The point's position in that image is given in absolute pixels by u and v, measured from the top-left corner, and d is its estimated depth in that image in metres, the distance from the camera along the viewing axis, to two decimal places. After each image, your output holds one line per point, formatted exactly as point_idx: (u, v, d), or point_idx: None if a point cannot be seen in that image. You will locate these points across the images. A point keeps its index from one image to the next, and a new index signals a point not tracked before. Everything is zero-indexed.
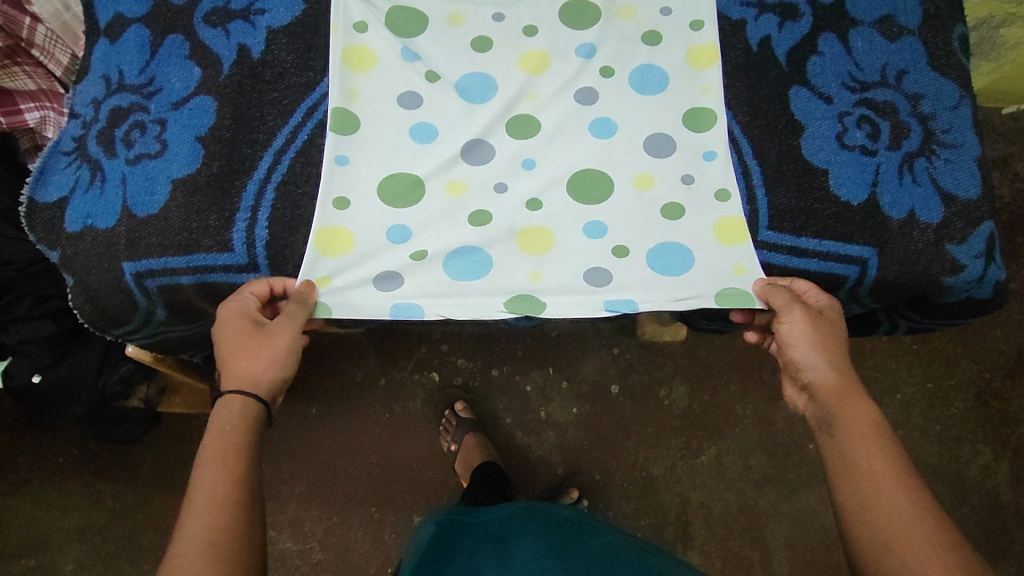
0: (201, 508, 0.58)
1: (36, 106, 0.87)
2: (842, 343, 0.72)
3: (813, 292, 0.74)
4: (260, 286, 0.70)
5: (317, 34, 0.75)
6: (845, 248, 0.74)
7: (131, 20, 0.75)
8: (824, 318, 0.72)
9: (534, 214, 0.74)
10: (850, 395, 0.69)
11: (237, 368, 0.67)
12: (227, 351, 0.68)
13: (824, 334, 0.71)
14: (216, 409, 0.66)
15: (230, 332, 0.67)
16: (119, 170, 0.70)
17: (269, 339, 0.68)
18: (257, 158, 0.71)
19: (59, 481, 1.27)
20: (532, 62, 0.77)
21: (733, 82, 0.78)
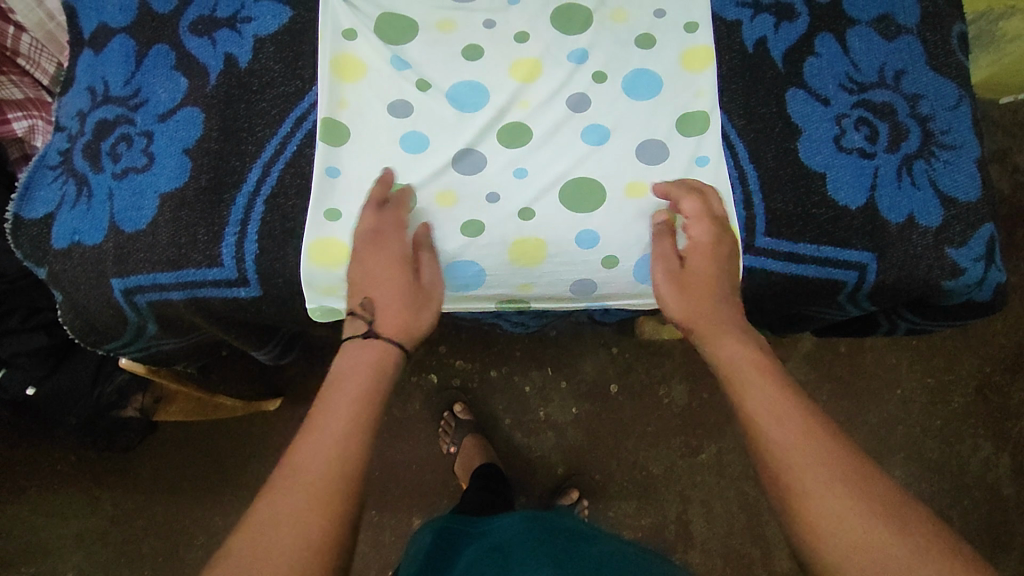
0: (280, 503, 0.52)
1: (24, 115, 0.85)
2: (717, 284, 0.69)
3: (702, 225, 0.70)
4: (397, 217, 0.69)
5: (304, 42, 0.74)
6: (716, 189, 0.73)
7: (116, 31, 0.74)
8: (686, 272, 0.70)
9: (526, 224, 0.73)
10: (733, 328, 0.67)
11: (383, 308, 0.67)
12: (365, 286, 0.67)
13: (683, 290, 0.69)
14: (355, 355, 0.64)
15: (380, 268, 0.68)
16: (105, 184, 0.69)
17: (415, 283, 0.69)
18: (245, 170, 0.70)
19: (59, 489, 1.27)
20: (524, 69, 0.76)
21: (728, 85, 0.77)
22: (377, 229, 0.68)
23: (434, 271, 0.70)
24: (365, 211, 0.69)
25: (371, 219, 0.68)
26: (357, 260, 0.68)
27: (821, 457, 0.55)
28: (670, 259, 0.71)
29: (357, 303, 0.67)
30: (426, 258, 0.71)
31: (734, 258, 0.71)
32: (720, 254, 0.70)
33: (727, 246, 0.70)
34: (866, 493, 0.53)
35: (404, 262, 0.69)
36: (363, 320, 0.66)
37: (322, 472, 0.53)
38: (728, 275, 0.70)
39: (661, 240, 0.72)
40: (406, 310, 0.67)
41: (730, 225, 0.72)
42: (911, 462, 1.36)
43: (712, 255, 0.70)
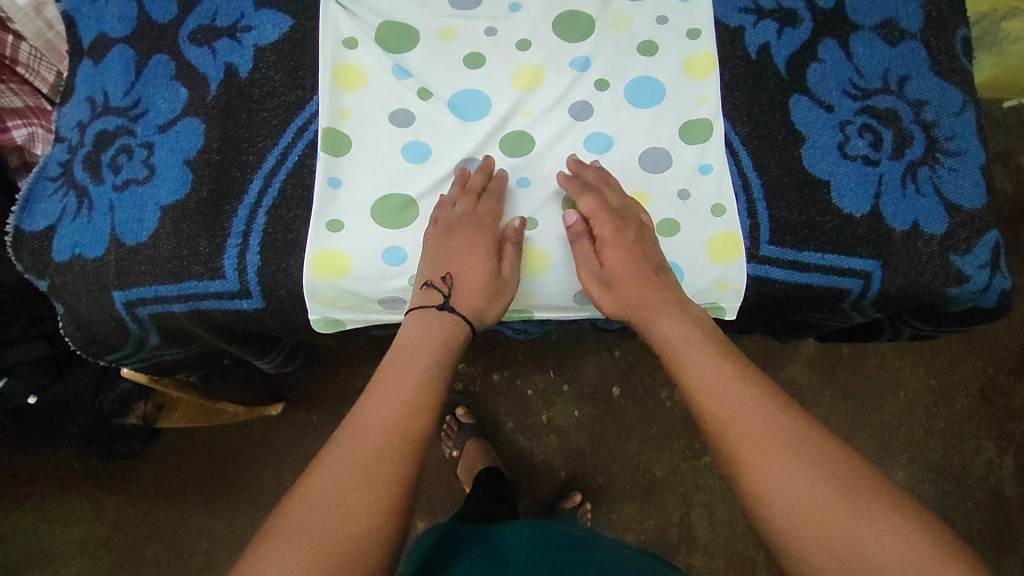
0: (344, 457, 0.54)
1: (24, 122, 0.85)
2: (640, 272, 0.69)
3: (602, 219, 0.70)
4: (490, 208, 0.71)
5: (305, 51, 0.74)
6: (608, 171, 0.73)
7: (115, 41, 0.73)
8: (608, 271, 0.70)
9: (529, 234, 0.73)
10: (665, 313, 0.67)
11: (461, 286, 0.68)
12: (450, 261, 0.68)
13: (611, 289, 0.69)
14: (437, 322, 0.65)
15: (463, 247, 0.69)
16: (106, 197, 0.68)
17: (494, 274, 0.69)
18: (247, 182, 0.69)
19: (62, 495, 1.27)
20: (526, 77, 0.76)
21: (732, 92, 0.76)
22: (476, 214, 0.70)
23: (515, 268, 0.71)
24: (462, 192, 0.71)
25: (467, 204, 0.70)
26: (444, 237, 0.69)
27: (775, 432, 0.57)
28: (590, 261, 0.71)
29: (438, 277, 0.68)
30: (511, 255, 0.70)
31: (651, 242, 0.71)
32: (631, 242, 0.70)
33: (637, 236, 0.70)
34: (817, 466, 0.55)
35: (490, 253, 0.70)
36: (438, 292, 0.67)
37: (381, 430, 0.56)
38: (647, 263, 0.70)
39: (579, 243, 0.71)
40: (480, 293, 0.68)
41: (635, 212, 0.71)
42: (914, 464, 1.36)
43: (627, 244, 0.69)
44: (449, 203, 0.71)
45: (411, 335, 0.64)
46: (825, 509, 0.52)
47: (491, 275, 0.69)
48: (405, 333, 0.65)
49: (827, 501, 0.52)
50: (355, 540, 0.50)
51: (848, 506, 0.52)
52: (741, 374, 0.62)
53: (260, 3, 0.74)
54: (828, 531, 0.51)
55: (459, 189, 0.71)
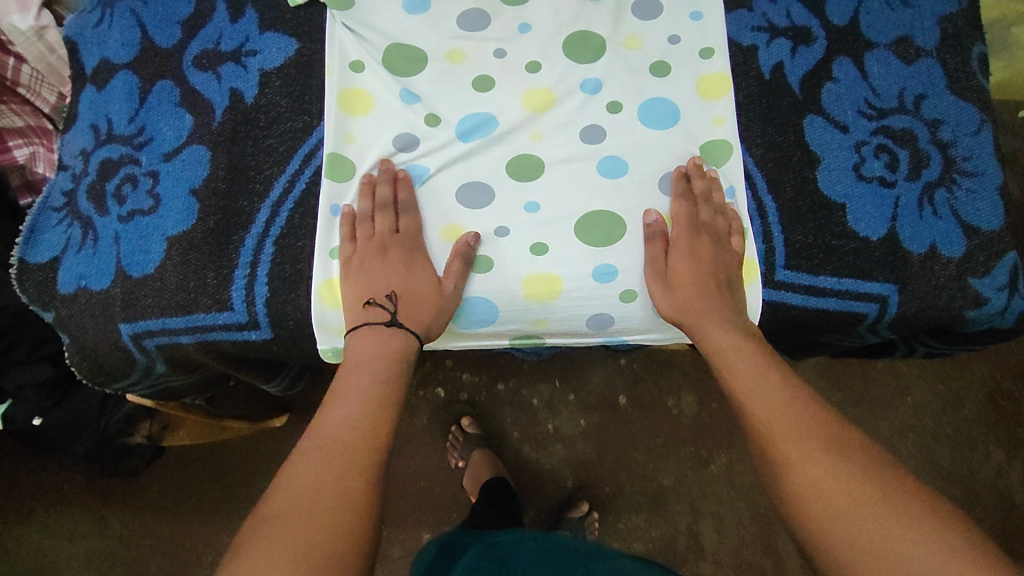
0: (311, 475, 0.56)
1: (25, 142, 0.84)
2: (709, 275, 0.70)
3: (682, 226, 0.71)
4: (414, 222, 0.70)
5: (311, 75, 0.73)
6: (719, 187, 0.73)
7: (118, 66, 0.72)
8: (669, 272, 0.70)
9: (539, 259, 0.71)
10: (709, 319, 0.69)
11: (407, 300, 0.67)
12: (387, 280, 0.67)
13: (670, 288, 0.70)
14: (363, 345, 0.66)
15: (387, 265, 0.68)
16: (111, 228, 0.67)
17: (435, 292, 0.68)
18: (254, 211, 0.68)
19: (68, 510, 1.26)
20: (536, 100, 0.75)
21: (745, 113, 0.75)
22: (404, 231, 0.69)
23: (460, 284, 0.69)
24: (380, 208, 0.69)
25: (389, 220, 0.69)
26: (377, 256, 0.68)
27: (809, 436, 0.60)
28: (658, 260, 0.71)
29: (381, 295, 0.67)
30: (457, 269, 0.69)
31: (728, 259, 0.71)
32: (711, 247, 0.70)
33: (715, 248, 0.71)
34: (847, 465, 0.57)
35: (431, 271, 0.69)
36: (383, 310, 0.67)
37: (345, 445, 0.59)
38: (715, 270, 0.70)
39: (650, 242, 0.71)
40: (426, 310, 0.68)
41: (723, 229, 0.72)
42: (922, 469, 1.35)
43: (707, 249, 0.70)
44: (367, 220, 0.69)
45: (364, 354, 0.65)
46: (854, 504, 0.55)
47: (435, 292, 0.68)
48: (355, 351, 0.66)
49: (856, 498, 0.55)
50: (332, 556, 0.51)
51: (878, 503, 0.54)
52: (779, 382, 0.65)
53: (265, 26, 0.73)
54: (856, 523, 0.54)
55: (371, 203, 0.70)
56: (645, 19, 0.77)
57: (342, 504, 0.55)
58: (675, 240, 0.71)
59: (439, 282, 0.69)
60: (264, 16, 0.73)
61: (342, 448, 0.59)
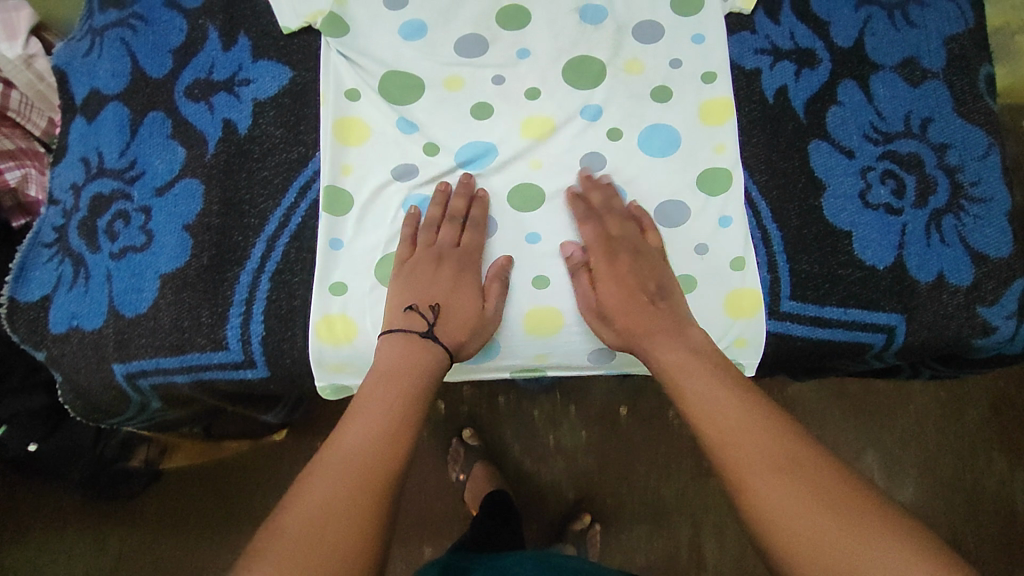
0: (328, 492, 0.52)
1: (16, 165, 0.79)
2: (639, 293, 0.67)
3: (598, 251, 0.69)
4: (473, 237, 0.69)
5: (306, 104, 0.71)
6: (615, 191, 0.71)
7: (109, 98, 0.70)
8: (602, 307, 0.68)
9: (541, 292, 0.70)
10: (658, 340, 0.66)
11: (452, 319, 0.66)
12: (435, 291, 0.66)
13: (608, 320, 0.68)
14: (415, 347, 0.63)
15: (442, 276, 0.67)
16: (102, 265, 0.66)
17: (477, 312, 0.67)
18: (249, 246, 0.67)
19: (63, 528, 1.22)
20: (536, 127, 0.73)
21: (749, 138, 0.74)
22: (463, 246, 0.69)
23: (501, 306, 0.68)
24: (448, 217, 0.69)
25: (453, 232, 0.69)
26: (432, 266, 0.67)
27: (775, 456, 0.55)
28: (586, 293, 0.69)
29: (425, 304, 0.65)
30: (497, 291, 0.68)
31: (657, 267, 0.69)
32: (620, 265, 0.68)
33: (636, 265, 0.68)
34: (816, 488, 0.53)
35: (476, 290, 0.68)
36: (422, 319, 0.65)
37: (365, 467, 0.54)
38: (647, 289, 0.68)
39: (577, 277, 0.69)
40: (462, 330, 0.66)
41: (637, 236, 0.70)
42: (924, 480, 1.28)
43: (618, 269, 0.68)
44: (432, 227, 0.69)
45: (392, 366, 0.62)
46: (826, 530, 0.50)
47: (476, 311, 0.67)
48: (385, 359, 0.63)
49: (828, 525, 0.50)
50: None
51: (842, 526, 0.50)
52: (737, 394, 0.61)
53: (258, 54, 0.72)
54: (828, 553, 0.49)
55: (440, 211, 0.69)
56: (646, 43, 0.76)
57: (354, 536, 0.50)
58: (591, 272, 0.69)
59: (482, 303, 0.68)
60: (257, 43, 0.72)
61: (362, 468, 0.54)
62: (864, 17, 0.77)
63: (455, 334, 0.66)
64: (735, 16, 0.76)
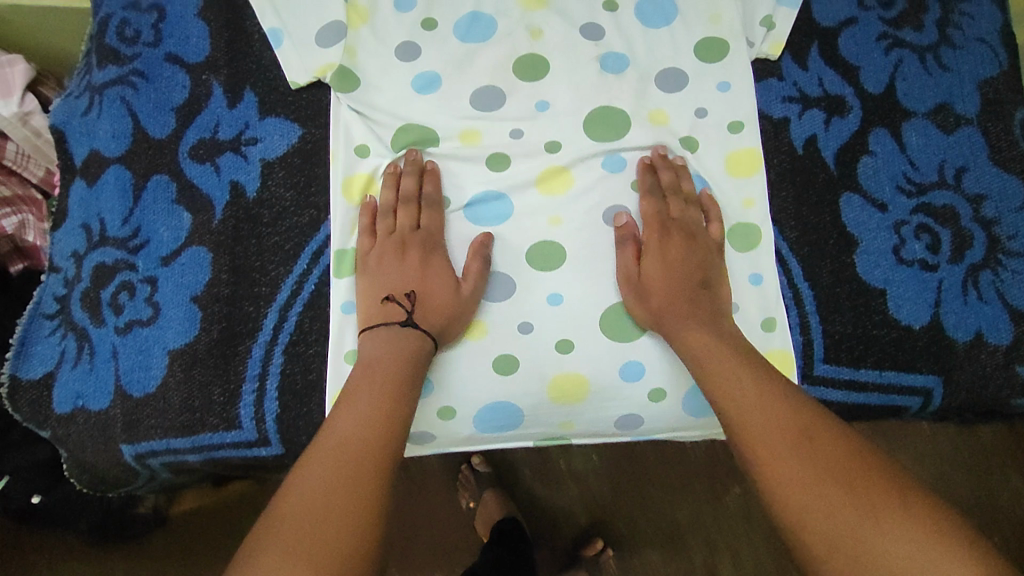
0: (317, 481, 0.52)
1: (12, 211, 0.76)
2: (693, 271, 0.67)
3: (652, 226, 0.68)
4: (435, 220, 0.67)
5: (316, 164, 0.68)
6: (688, 175, 0.71)
7: (109, 160, 0.67)
8: (642, 279, 0.67)
9: (565, 358, 0.67)
10: (684, 321, 0.64)
11: (425, 302, 0.63)
12: (402, 279, 0.64)
13: (646, 295, 0.66)
14: (375, 338, 0.61)
15: (393, 262, 0.64)
16: (108, 341, 0.63)
17: (452, 289, 0.64)
18: (261, 317, 0.64)
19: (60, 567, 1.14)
20: (555, 180, 0.70)
21: (777, 193, 0.71)
22: (424, 226, 0.66)
23: (479, 285, 0.66)
24: (402, 201, 0.67)
25: (411, 215, 0.66)
26: (396, 252, 0.65)
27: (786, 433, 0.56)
28: (629, 267, 0.67)
29: (400, 293, 0.63)
30: (476, 270, 0.66)
31: (706, 259, 0.67)
32: (687, 245, 0.67)
33: (690, 247, 0.67)
34: (822, 472, 0.53)
35: (450, 271, 0.65)
36: (400, 308, 0.63)
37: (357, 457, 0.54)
38: (696, 278, 0.66)
39: (621, 247, 0.68)
40: (439, 312, 0.64)
41: (697, 222, 0.69)
42: None
43: (682, 248, 0.67)
44: (390, 212, 0.67)
45: (374, 354, 0.60)
46: (829, 510, 0.51)
47: (451, 290, 0.64)
48: (366, 351, 0.61)
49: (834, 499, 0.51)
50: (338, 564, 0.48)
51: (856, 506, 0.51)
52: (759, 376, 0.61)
53: (265, 111, 0.69)
54: (828, 533, 0.50)
55: (393, 195, 0.67)
56: (669, 91, 0.73)
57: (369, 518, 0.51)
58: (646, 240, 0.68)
59: (458, 284, 0.65)
60: (264, 99, 0.69)
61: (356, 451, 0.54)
62: (895, 60, 0.74)
63: (434, 314, 0.63)
64: (761, 62, 0.74)
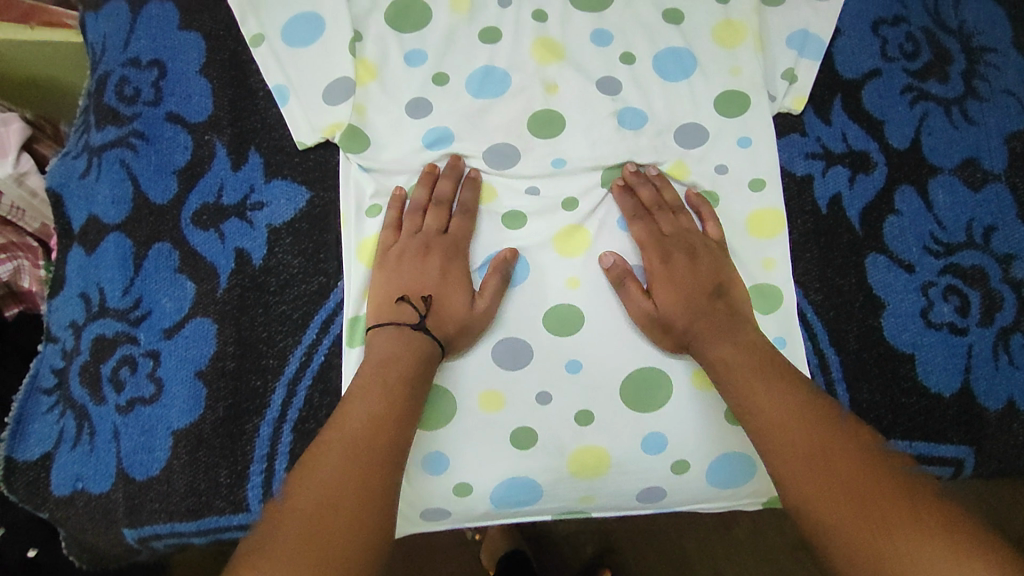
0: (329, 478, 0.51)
1: (7, 258, 0.75)
2: (705, 287, 0.64)
3: (650, 252, 0.66)
4: (465, 227, 0.65)
5: (326, 228, 0.66)
6: (668, 184, 0.69)
7: (109, 228, 0.64)
8: (660, 314, 0.64)
9: (585, 430, 0.65)
10: (712, 339, 0.62)
11: (440, 309, 0.62)
12: (421, 280, 0.62)
13: (665, 327, 0.64)
14: (398, 333, 0.60)
15: (421, 263, 0.63)
16: (109, 419, 0.60)
17: (467, 304, 0.63)
18: (268, 392, 0.62)
19: None
20: (571, 238, 0.68)
21: (801, 254, 0.69)
22: (451, 232, 0.65)
23: (493, 303, 0.64)
24: (435, 203, 0.65)
25: (440, 218, 0.65)
26: (418, 255, 0.63)
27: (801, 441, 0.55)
28: (639, 302, 0.65)
29: (415, 295, 0.62)
30: (493, 286, 0.64)
31: (713, 264, 0.65)
32: (691, 264, 0.65)
33: (695, 263, 0.65)
34: (840, 484, 0.52)
35: (467, 281, 0.64)
36: (414, 310, 0.61)
37: (370, 451, 0.53)
38: (706, 293, 0.64)
39: (625, 288, 0.65)
40: (449, 322, 0.62)
41: (694, 232, 0.67)
42: None
43: (689, 268, 0.65)
44: (418, 211, 0.65)
45: (386, 353, 0.59)
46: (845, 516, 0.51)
47: (466, 302, 0.63)
48: (378, 350, 0.59)
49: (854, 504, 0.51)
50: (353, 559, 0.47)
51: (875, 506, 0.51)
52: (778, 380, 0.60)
53: (271, 173, 0.66)
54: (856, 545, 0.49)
55: (426, 195, 0.66)
56: (689, 146, 0.70)
57: (363, 534, 0.48)
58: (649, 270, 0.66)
59: (473, 299, 0.63)
60: (270, 160, 0.66)
61: (371, 454, 0.53)
62: (920, 114, 0.72)
63: (449, 325, 0.62)
64: (783, 116, 0.72)
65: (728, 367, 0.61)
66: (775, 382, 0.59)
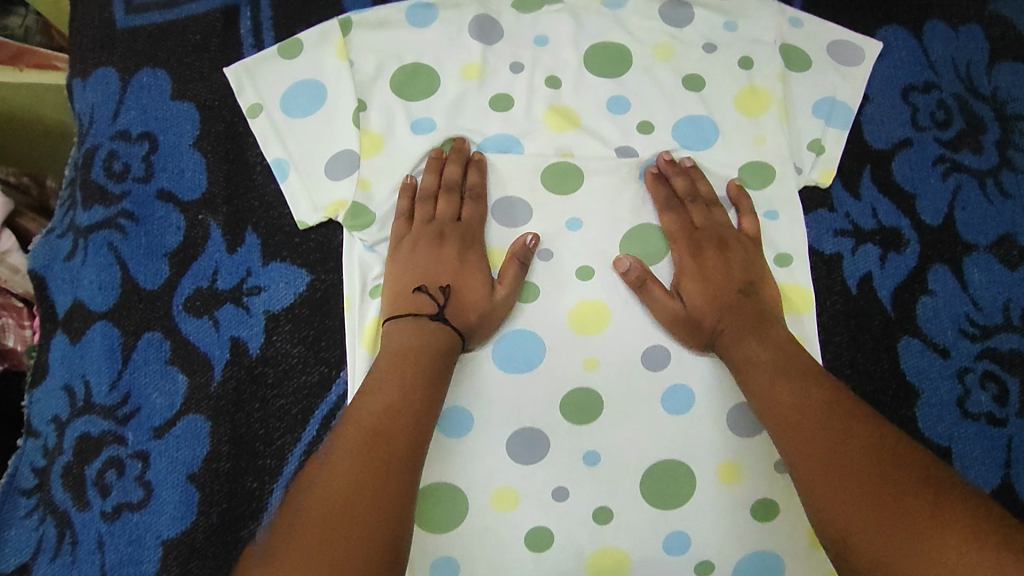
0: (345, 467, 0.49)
1: None
2: (737, 280, 0.62)
3: (680, 244, 0.64)
4: (478, 213, 0.63)
5: (328, 314, 0.61)
6: (702, 175, 0.66)
7: (94, 316, 0.60)
8: (689, 312, 0.62)
9: (604, 530, 0.61)
10: (741, 337, 0.60)
11: (460, 297, 0.60)
12: (437, 270, 0.60)
13: (692, 325, 0.62)
14: (414, 326, 0.58)
15: (435, 251, 0.61)
16: (92, 527, 0.56)
17: (487, 293, 0.61)
18: (265, 495, 0.57)
19: None
20: (589, 316, 0.64)
21: (829, 336, 0.65)
22: (464, 219, 0.63)
23: (515, 291, 0.62)
24: (445, 189, 0.64)
25: (452, 205, 0.63)
26: (433, 242, 0.61)
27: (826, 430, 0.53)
28: (666, 302, 0.62)
29: (432, 285, 0.60)
30: (512, 274, 0.62)
31: (746, 260, 0.63)
32: (723, 257, 0.63)
33: (727, 257, 0.63)
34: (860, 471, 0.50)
35: (486, 270, 0.62)
36: (432, 301, 0.59)
37: (381, 443, 0.51)
38: (736, 288, 0.62)
39: (647, 290, 0.63)
40: (469, 313, 0.60)
41: (725, 226, 0.65)
42: None
43: (720, 263, 0.63)
44: (429, 200, 0.64)
45: (404, 344, 0.57)
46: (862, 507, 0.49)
47: (485, 292, 0.60)
48: (393, 342, 0.57)
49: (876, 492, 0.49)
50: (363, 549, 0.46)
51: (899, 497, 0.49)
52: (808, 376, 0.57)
53: (269, 255, 0.62)
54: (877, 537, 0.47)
55: (435, 182, 0.64)
56: None
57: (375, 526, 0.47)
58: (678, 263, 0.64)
59: (493, 287, 0.61)
60: (268, 241, 0.62)
61: (384, 442, 0.51)
62: (953, 187, 0.69)
63: (469, 313, 0.60)
64: (810, 190, 0.68)
65: (754, 365, 0.59)
66: (801, 378, 0.57)
